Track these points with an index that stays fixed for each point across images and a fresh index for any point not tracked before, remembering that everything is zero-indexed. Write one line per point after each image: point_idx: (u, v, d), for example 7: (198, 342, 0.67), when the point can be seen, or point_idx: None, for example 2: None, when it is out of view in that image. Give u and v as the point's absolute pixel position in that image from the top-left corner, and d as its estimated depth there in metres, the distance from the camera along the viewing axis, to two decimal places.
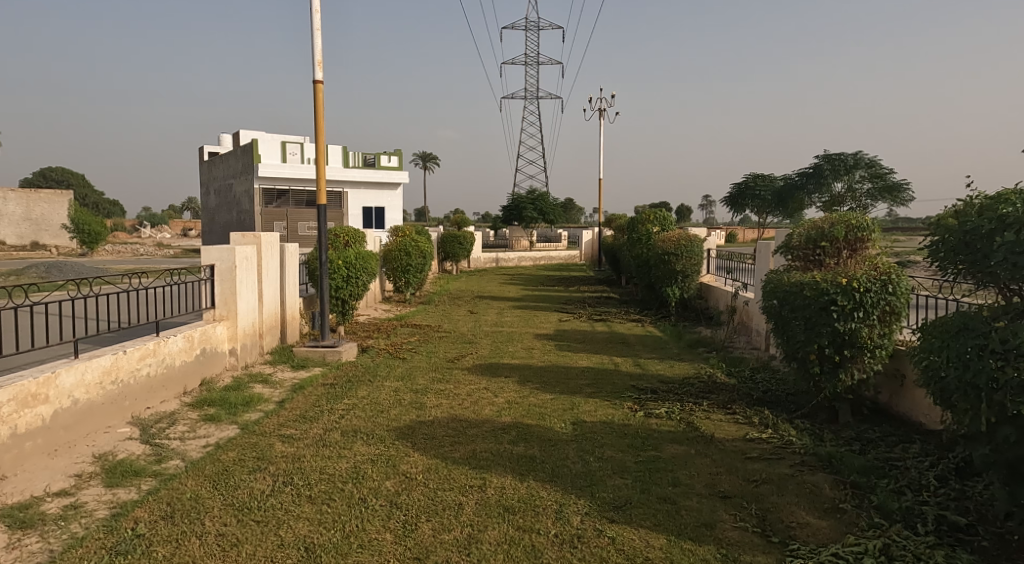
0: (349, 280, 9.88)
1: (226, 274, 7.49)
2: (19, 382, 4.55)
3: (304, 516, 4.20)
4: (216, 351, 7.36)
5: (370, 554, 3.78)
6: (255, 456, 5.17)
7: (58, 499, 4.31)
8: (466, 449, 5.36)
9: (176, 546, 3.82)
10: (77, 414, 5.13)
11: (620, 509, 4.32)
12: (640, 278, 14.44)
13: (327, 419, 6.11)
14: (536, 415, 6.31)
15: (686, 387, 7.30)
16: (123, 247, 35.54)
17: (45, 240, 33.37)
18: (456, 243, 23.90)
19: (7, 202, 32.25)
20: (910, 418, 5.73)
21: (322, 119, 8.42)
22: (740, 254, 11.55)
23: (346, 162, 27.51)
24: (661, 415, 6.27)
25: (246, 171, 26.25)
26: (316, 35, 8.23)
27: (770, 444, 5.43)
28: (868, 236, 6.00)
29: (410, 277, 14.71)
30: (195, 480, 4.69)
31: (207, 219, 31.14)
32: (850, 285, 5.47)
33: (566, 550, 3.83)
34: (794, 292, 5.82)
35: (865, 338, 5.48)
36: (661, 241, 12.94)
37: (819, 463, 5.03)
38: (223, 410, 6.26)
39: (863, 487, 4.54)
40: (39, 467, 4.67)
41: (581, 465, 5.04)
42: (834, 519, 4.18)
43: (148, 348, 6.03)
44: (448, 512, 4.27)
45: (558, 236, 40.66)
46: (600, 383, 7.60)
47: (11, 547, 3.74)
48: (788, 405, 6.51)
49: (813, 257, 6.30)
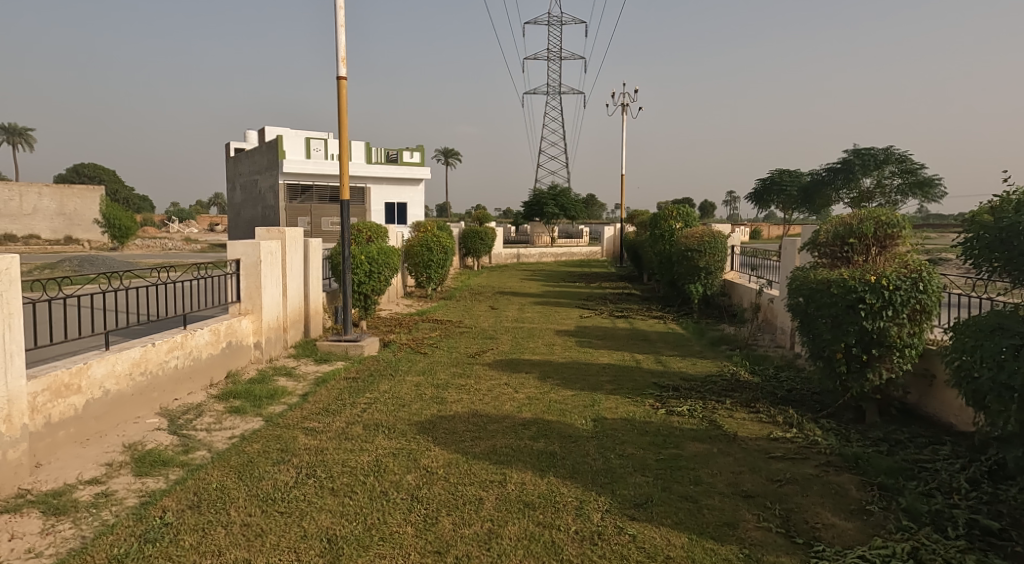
0: (371, 275, 9.95)
1: (251, 269, 7.59)
2: (53, 373, 4.66)
3: (327, 508, 4.24)
4: (241, 344, 7.47)
5: (392, 546, 3.81)
6: (278, 448, 5.23)
7: (90, 487, 4.39)
8: (487, 445, 5.36)
9: (202, 535, 3.88)
10: (108, 404, 5.24)
11: (641, 507, 4.30)
12: (662, 275, 14.36)
13: (350, 413, 6.18)
14: (557, 411, 6.31)
15: (708, 385, 7.25)
16: (153, 242, 36.03)
17: (78, 235, 34.04)
18: (477, 239, 23.97)
19: (42, 198, 33.01)
20: (940, 419, 5.62)
21: (346, 116, 8.48)
22: (766, 251, 11.39)
23: (369, 158, 28.04)
24: (683, 413, 6.23)
25: (271, 167, 26.54)
26: (340, 31, 8.29)
27: (795, 444, 5.37)
28: (898, 233, 5.87)
29: (432, 272, 14.75)
30: (220, 470, 4.76)
31: (233, 214, 31.54)
32: (879, 283, 5.38)
33: (587, 547, 3.83)
34: (820, 289, 5.74)
35: (894, 337, 5.38)
36: (684, 237, 12.84)
37: (845, 463, 4.96)
38: (248, 402, 6.35)
39: (891, 488, 4.46)
40: (71, 456, 4.77)
41: (601, 462, 5.02)
42: (860, 521, 4.11)
43: (176, 340, 6.14)
44: (468, 507, 4.28)
45: (578, 232, 40.52)
46: (621, 380, 7.57)
47: (46, 533, 3.83)
48: (813, 404, 6.42)
49: (840, 254, 6.18)
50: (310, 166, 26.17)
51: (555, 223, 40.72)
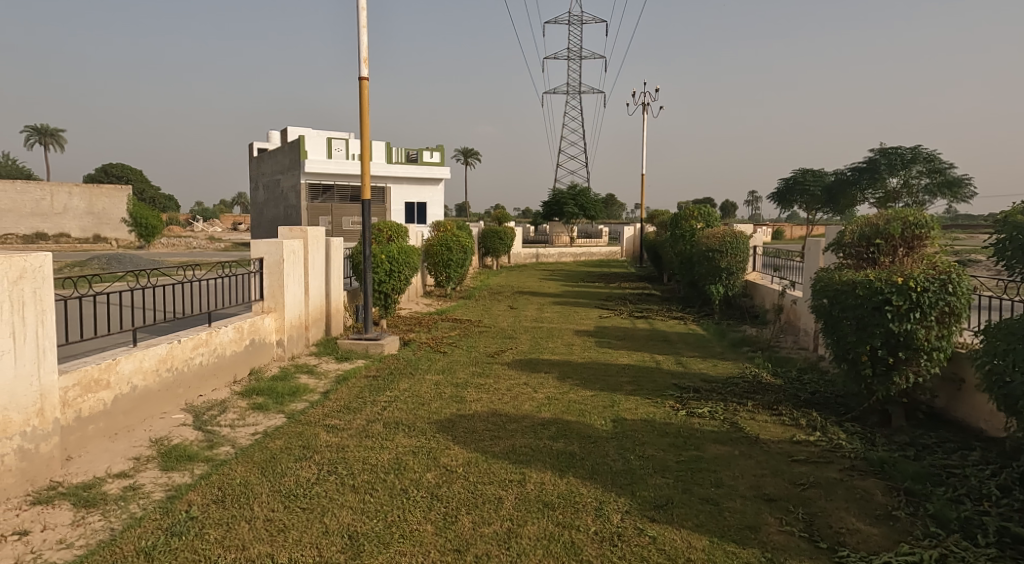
0: (392, 274, 10.01)
1: (275, 267, 7.68)
2: (83, 368, 4.76)
3: (349, 504, 4.28)
4: (264, 342, 7.56)
5: (412, 544, 3.83)
6: (301, 445, 5.29)
7: (118, 480, 4.48)
8: (506, 444, 5.37)
9: (226, 529, 3.93)
10: (135, 400, 5.32)
11: (662, 509, 4.28)
12: (683, 276, 14.26)
13: (370, 411, 6.21)
14: (576, 411, 6.29)
15: (729, 386, 7.19)
16: (178, 240, 36.51)
17: (107, 233, 34.65)
18: (496, 238, 23.98)
19: (72, 198, 33.59)
20: (970, 424, 5.51)
21: (368, 115, 8.54)
22: (789, 252, 11.25)
23: (390, 159, 28.20)
24: (704, 414, 6.18)
25: (294, 167, 26.80)
26: (362, 32, 8.35)
27: (818, 448, 5.31)
28: (926, 233, 5.77)
29: (451, 271, 14.79)
30: (244, 466, 4.83)
31: (256, 214, 31.88)
32: (906, 284, 5.30)
33: (606, 548, 3.82)
34: (845, 291, 5.67)
35: (921, 340, 5.28)
36: (705, 237, 12.75)
37: (871, 468, 4.89)
38: (270, 399, 6.42)
39: (918, 494, 4.39)
40: (100, 450, 4.87)
41: (621, 463, 5.00)
42: (886, 527, 4.05)
43: (201, 337, 6.22)
44: (488, 506, 4.29)
45: (597, 232, 40.35)
46: (641, 382, 7.51)
47: (77, 524, 3.91)
48: (837, 407, 6.34)
49: (866, 255, 6.09)
50: (331, 166, 26.39)
51: (574, 223, 40.66)
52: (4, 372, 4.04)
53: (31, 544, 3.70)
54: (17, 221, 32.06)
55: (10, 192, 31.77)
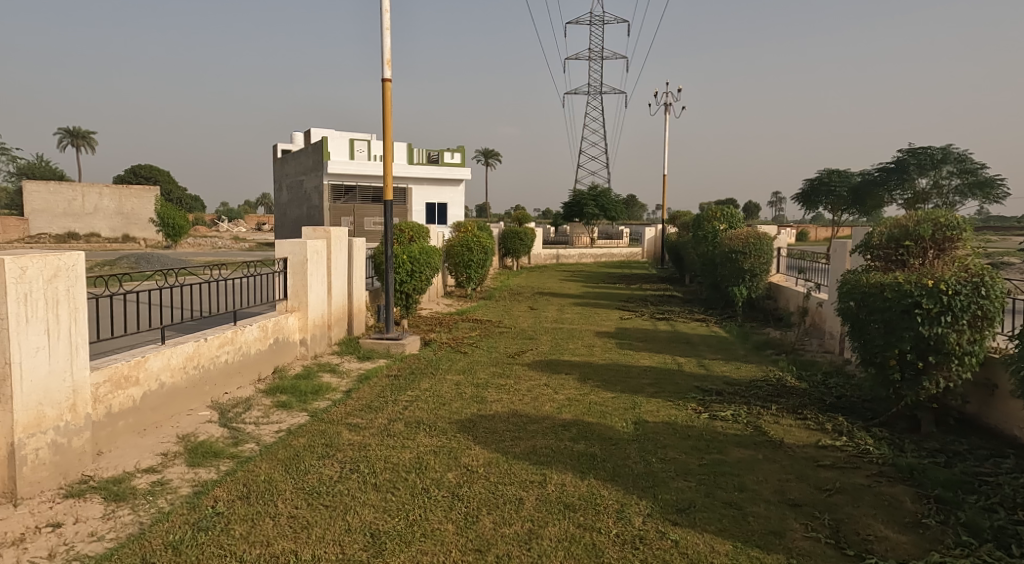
0: (413, 274, 10.06)
1: (298, 267, 7.76)
2: (113, 364, 4.85)
3: (371, 503, 4.31)
4: (288, 341, 7.64)
5: (433, 543, 3.84)
6: (323, 443, 5.34)
7: (146, 475, 4.55)
8: (527, 445, 5.37)
9: (251, 525, 3.98)
10: (163, 397, 5.41)
11: (684, 512, 4.24)
12: (705, 277, 14.13)
13: (392, 410, 6.25)
14: (597, 413, 6.27)
15: (753, 390, 7.11)
16: (204, 240, 36.99)
17: (135, 233, 35.27)
18: (516, 239, 23.97)
19: (103, 198, 34.23)
20: (1002, 431, 5.39)
21: (391, 117, 8.59)
22: (814, 254, 11.10)
23: (411, 159, 28.34)
24: (727, 418, 6.12)
25: (317, 167, 27.05)
26: (385, 34, 8.40)
27: (845, 453, 5.23)
28: (958, 235, 5.65)
29: (472, 272, 14.82)
30: (268, 463, 4.88)
31: (279, 215, 32.23)
32: (937, 287, 5.19)
33: (628, 551, 3.80)
34: (873, 293, 5.59)
35: (953, 344, 5.16)
36: (729, 238, 12.60)
37: (899, 474, 4.80)
38: (294, 398, 6.49)
39: (949, 502, 4.30)
40: (130, 445, 4.95)
41: (643, 465, 4.97)
42: (915, 535, 3.98)
43: (226, 336, 6.30)
44: (509, 506, 4.29)
45: (618, 233, 40.17)
46: (662, 384, 7.46)
47: (107, 518, 3.98)
48: (864, 412, 6.24)
49: (895, 257, 5.99)
50: (353, 167, 26.58)
51: (595, 223, 40.49)
52: (40, 367, 4.13)
53: (64, 536, 3.77)
54: (50, 221, 32.86)
55: (43, 192, 32.56)
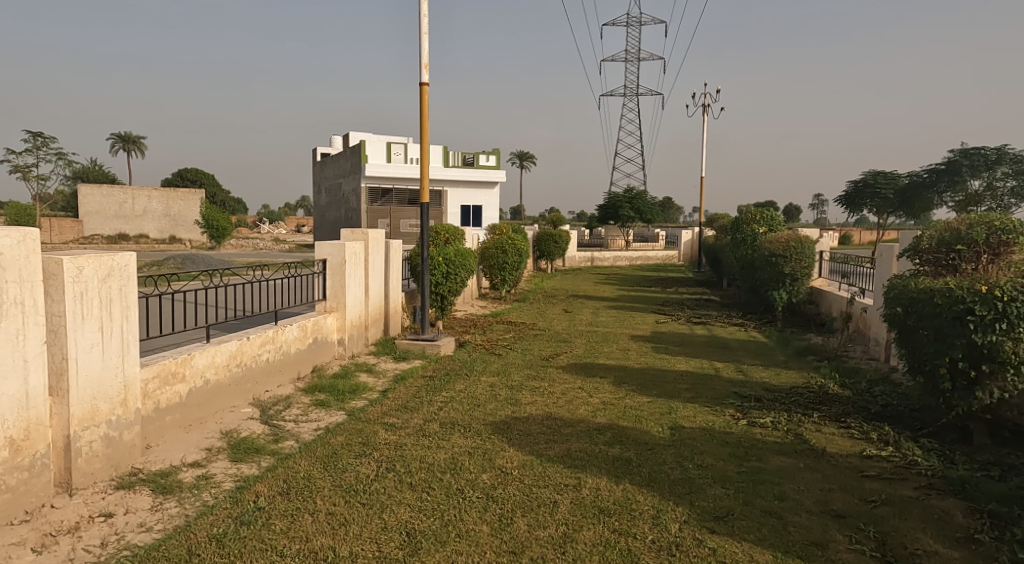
0: (448, 276, 10.11)
1: (337, 268, 7.87)
2: (161, 361, 4.99)
3: (406, 502, 4.33)
4: (326, 341, 7.75)
5: (467, 544, 3.84)
6: (360, 442, 5.40)
7: (191, 470, 4.67)
8: (561, 448, 5.35)
9: (291, 521, 4.04)
10: (207, 393, 5.54)
11: (722, 520, 4.17)
12: (743, 281, 13.89)
13: (427, 411, 6.28)
14: (632, 417, 6.21)
15: (793, 396, 6.96)
16: (246, 242, 37.83)
17: (181, 235, 36.27)
18: (552, 242, 23.93)
19: (150, 201, 35.31)
20: None
21: (429, 121, 8.66)
22: (858, 258, 10.82)
23: (448, 162, 28.55)
24: (766, 425, 6.00)
25: (355, 170, 27.44)
26: (424, 38, 8.48)
27: (891, 463, 5.08)
28: (1014, 240, 5.44)
29: (507, 274, 14.83)
30: (307, 460, 4.95)
31: (318, 217, 32.78)
32: (991, 293, 4.99)
33: (664, 557, 3.75)
34: (923, 299, 5.43)
35: (1008, 353, 4.91)
36: (768, 242, 12.35)
37: (949, 487, 4.63)
38: (332, 397, 6.58)
39: (1003, 517, 4.13)
40: (176, 439, 5.08)
41: (679, 471, 4.90)
42: (967, 550, 3.84)
43: (268, 335, 6.43)
44: (543, 509, 4.27)
45: (655, 236, 39.81)
46: (699, 389, 7.35)
47: (155, 510, 4.10)
48: (911, 421, 6.04)
49: (946, 262, 5.79)
50: (391, 170, 26.90)
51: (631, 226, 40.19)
52: (95, 363, 4.27)
53: (115, 525, 3.89)
54: (102, 223, 34.02)
55: (96, 195, 33.74)
